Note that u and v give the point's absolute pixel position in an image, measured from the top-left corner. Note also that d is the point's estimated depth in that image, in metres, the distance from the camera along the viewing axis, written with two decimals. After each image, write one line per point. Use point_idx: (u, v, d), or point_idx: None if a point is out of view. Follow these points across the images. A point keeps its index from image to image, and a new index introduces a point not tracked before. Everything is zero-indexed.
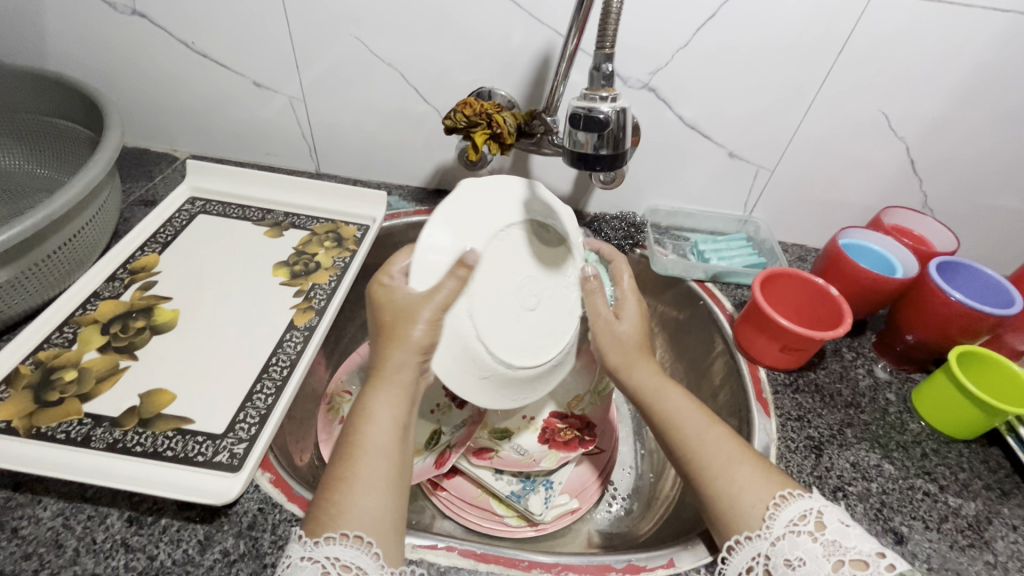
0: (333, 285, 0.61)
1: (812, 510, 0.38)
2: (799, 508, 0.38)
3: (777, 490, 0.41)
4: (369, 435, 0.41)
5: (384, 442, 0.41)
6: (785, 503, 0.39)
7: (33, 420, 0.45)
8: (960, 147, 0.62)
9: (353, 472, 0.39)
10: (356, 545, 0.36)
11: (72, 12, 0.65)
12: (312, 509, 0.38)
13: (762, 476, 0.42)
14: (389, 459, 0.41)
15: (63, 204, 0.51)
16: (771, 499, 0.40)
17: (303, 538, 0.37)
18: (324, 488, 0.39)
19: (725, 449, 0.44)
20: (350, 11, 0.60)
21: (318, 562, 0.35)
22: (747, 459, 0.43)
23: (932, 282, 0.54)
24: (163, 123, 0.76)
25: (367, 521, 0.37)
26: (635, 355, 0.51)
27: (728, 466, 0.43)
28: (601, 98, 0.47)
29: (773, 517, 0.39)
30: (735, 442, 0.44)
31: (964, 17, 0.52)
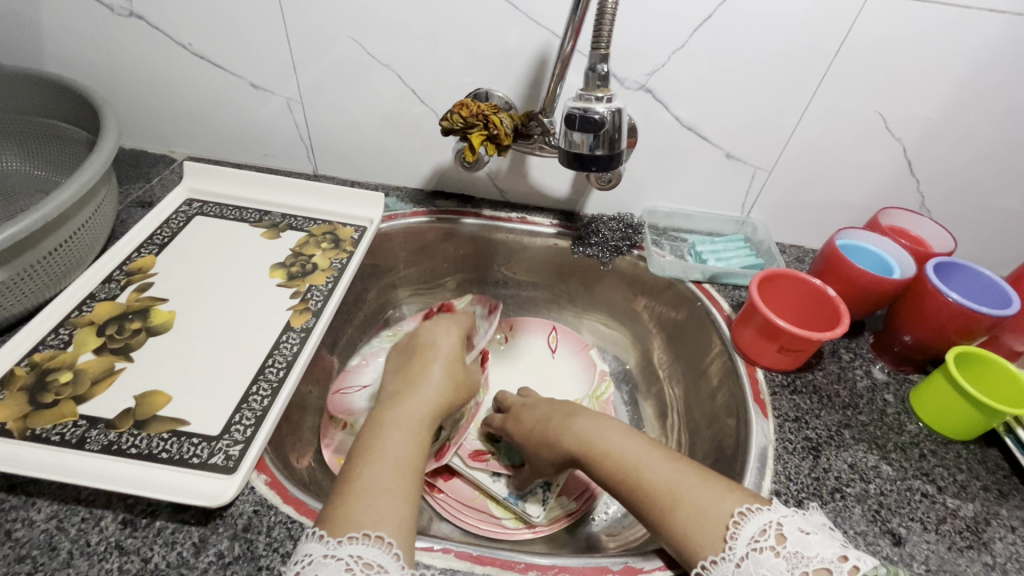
0: (330, 286, 0.61)
1: (771, 523, 0.37)
2: (759, 523, 0.37)
3: (738, 503, 0.39)
4: (384, 446, 0.43)
5: (397, 454, 0.43)
6: (744, 520, 0.38)
7: (28, 422, 0.45)
8: (958, 148, 0.62)
9: (369, 478, 0.40)
10: (379, 545, 0.36)
11: (69, 13, 0.65)
12: (330, 513, 0.38)
13: (712, 489, 0.41)
14: (405, 469, 0.42)
15: (58, 205, 0.51)
16: (730, 517, 0.38)
17: (325, 536, 0.36)
18: (339, 494, 0.39)
19: (673, 473, 0.43)
20: (346, 12, 0.60)
21: (342, 559, 0.35)
22: (695, 477, 0.42)
23: (929, 283, 0.54)
24: (161, 125, 0.76)
25: (386, 523, 0.37)
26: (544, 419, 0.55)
27: (678, 491, 0.41)
28: (596, 99, 0.47)
29: (735, 536, 0.37)
30: (680, 464, 0.43)
31: (960, 18, 0.52)
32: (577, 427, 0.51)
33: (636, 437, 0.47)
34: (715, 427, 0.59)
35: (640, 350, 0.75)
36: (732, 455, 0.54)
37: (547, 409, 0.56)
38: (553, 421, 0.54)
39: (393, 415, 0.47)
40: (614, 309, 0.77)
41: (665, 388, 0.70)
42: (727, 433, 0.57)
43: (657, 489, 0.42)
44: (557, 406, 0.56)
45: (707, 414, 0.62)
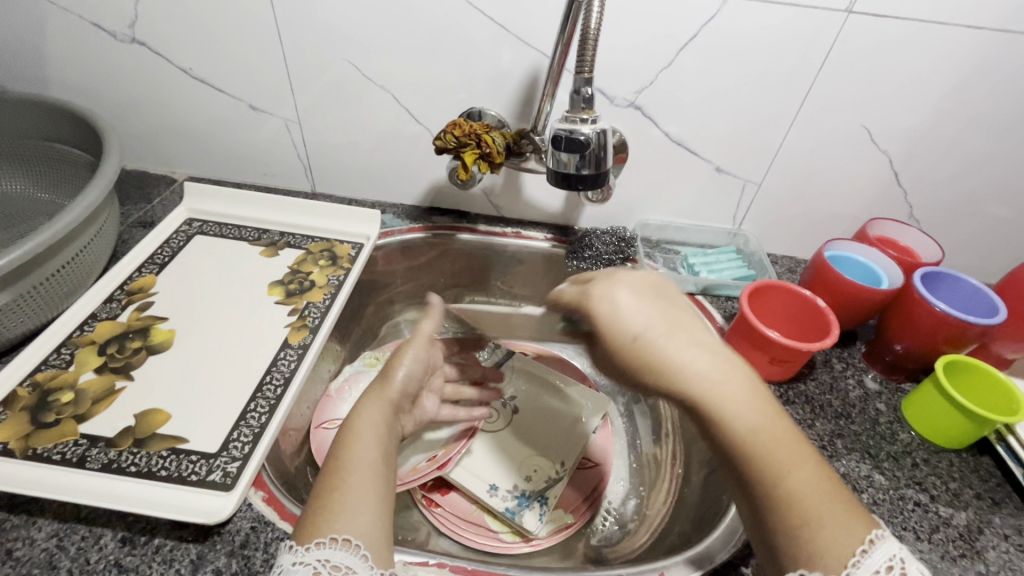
0: (327, 302, 0.62)
1: (898, 558, 0.32)
2: (888, 555, 0.32)
3: (869, 528, 0.34)
4: (357, 449, 0.43)
5: (371, 454, 0.42)
6: (873, 548, 0.32)
7: (30, 442, 0.46)
8: (943, 159, 0.63)
9: (342, 480, 0.40)
10: (346, 547, 0.36)
11: (72, 39, 0.66)
12: (304, 519, 0.38)
13: (857, 518, 0.34)
14: (376, 466, 0.42)
15: (61, 228, 0.52)
16: (860, 544, 0.33)
17: (294, 546, 0.37)
18: (313, 498, 0.39)
19: (813, 481, 0.35)
20: (342, 35, 0.62)
21: (309, 564, 0.35)
22: (837, 497, 0.35)
23: (917, 293, 0.55)
24: (162, 147, 0.77)
25: (355, 525, 0.37)
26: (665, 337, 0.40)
27: (823, 506, 0.34)
28: (581, 121, 0.48)
29: (858, 564, 0.32)
30: (823, 474, 0.36)
31: (939, 34, 0.54)
32: (706, 366, 0.38)
33: (773, 411, 0.38)
34: None
35: None
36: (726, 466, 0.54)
37: (664, 311, 0.42)
38: (686, 338, 0.40)
39: (369, 413, 0.46)
40: None
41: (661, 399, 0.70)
42: None
43: (797, 498, 0.35)
44: (680, 314, 0.42)
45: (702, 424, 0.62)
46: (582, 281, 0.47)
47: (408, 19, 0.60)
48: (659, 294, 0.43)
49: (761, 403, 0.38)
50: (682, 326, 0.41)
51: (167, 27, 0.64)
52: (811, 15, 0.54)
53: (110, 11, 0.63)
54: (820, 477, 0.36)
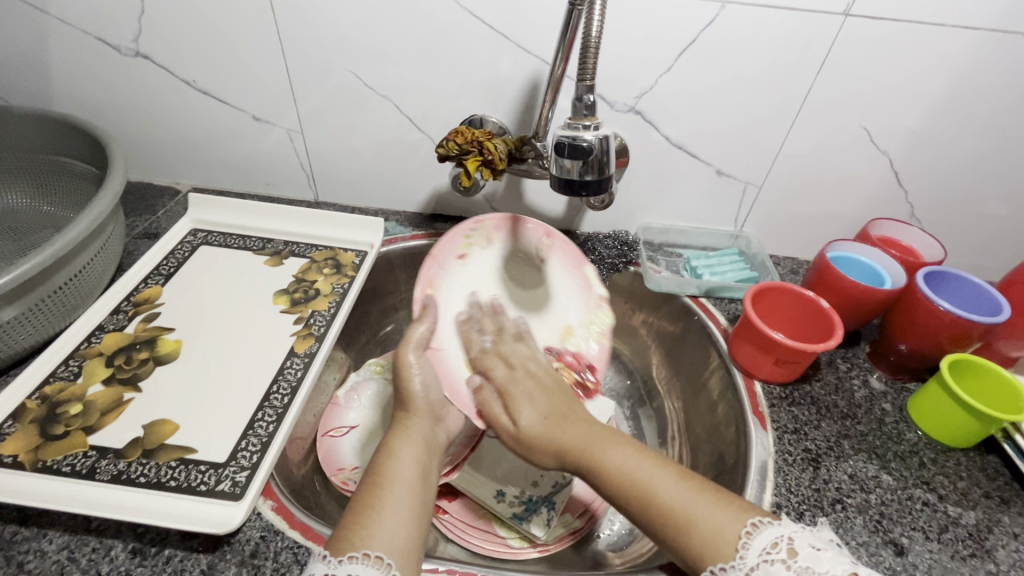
0: (332, 311, 0.62)
1: (784, 537, 0.37)
2: (771, 535, 0.37)
3: (748, 515, 0.39)
4: (397, 468, 0.45)
5: (410, 475, 0.44)
6: (755, 531, 0.37)
7: (40, 454, 0.46)
8: (943, 158, 0.63)
9: (383, 500, 0.41)
10: (377, 565, 0.36)
11: (76, 54, 0.67)
12: (336, 536, 0.39)
13: (729, 509, 0.40)
14: (413, 488, 0.43)
15: (68, 241, 0.52)
16: (742, 530, 0.38)
17: (328, 557, 0.37)
18: (348, 518, 0.40)
19: (685, 494, 0.41)
20: (344, 47, 0.63)
21: None
22: (707, 495, 0.41)
23: (921, 293, 0.55)
24: (167, 159, 0.78)
25: (386, 544, 0.38)
26: (549, 430, 0.50)
27: (695, 510, 0.40)
28: (584, 127, 0.48)
29: (746, 546, 0.37)
30: (694, 483, 0.42)
31: (935, 36, 0.54)
32: (581, 441, 0.48)
33: (641, 451, 0.45)
34: (716, 440, 0.60)
35: (641, 365, 0.75)
36: (732, 468, 0.54)
37: (555, 406, 0.53)
38: (570, 425, 0.50)
39: (404, 440, 0.48)
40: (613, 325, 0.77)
41: (666, 402, 0.70)
42: (727, 444, 0.58)
43: (674, 508, 0.40)
44: (568, 407, 0.52)
45: (708, 426, 0.62)
46: (507, 362, 0.59)
47: (409, 30, 0.60)
48: (549, 396, 0.54)
49: (633, 448, 0.46)
50: (569, 416, 0.51)
51: (170, 40, 0.65)
52: (808, 19, 0.55)
53: (113, 25, 0.64)
54: (688, 484, 0.42)
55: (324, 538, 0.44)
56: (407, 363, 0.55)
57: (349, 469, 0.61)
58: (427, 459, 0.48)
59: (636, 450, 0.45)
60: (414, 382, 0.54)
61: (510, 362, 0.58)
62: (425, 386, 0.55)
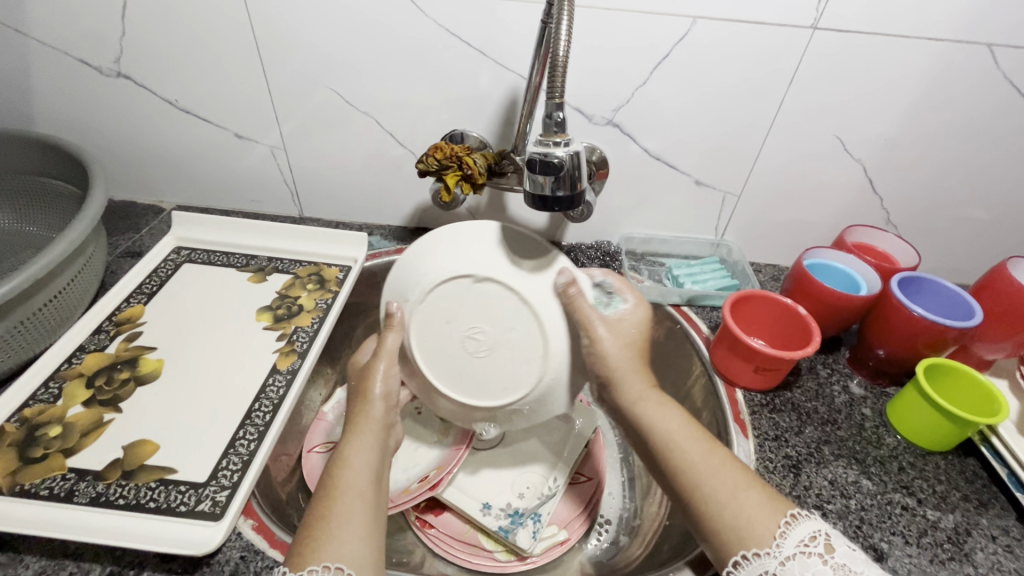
0: (315, 326, 0.63)
1: (821, 531, 0.39)
2: (809, 529, 0.38)
3: (786, 510, 0.41)
4: (349, 475, 0.44)
5: (365, 483, 0.44)
6: (794, 523, 0.39)
7: (17, 478, 0.46)
8: (916, 164, 0.64)
9: (337, 509, 0.41)
10: None
11: (57, 75, 0.67)
12: (294, 548, 0.39)
13: (768, 501, 0.41)
14: (368, 500, 0.43)
15: (49, 261, 0.52)
16: (784, 518, 0.40)
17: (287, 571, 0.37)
18: (306, 527, 0.40)
19: (733, 474, 0.43)
20: (324, 64, 0.63)
21: None
22: (750, 481, 0.43)
23: (895, 299, 0.56)
24: (151, 178, 0.78)
25: (348, 554, 0.38)
26: (630, 368, 0.51)
27: (736, 497, 0.42)
28: (555, 143, 0.48)
29: (784, 536, 0.39)
30: (738, 466, 0.44)
31: (902, 46, 0.56)
32: (637, 395, 0.51)
33: (689, 422, 0.48)
34: None
35: None
36: None
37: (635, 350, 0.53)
38: (637, 377, 0.52)
39: (355, 448, 0.47)
40: None
41: None
42: None
43: (710, 486, 0.43)
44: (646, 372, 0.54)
45: None
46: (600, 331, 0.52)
47: (387, 46, 0.61)
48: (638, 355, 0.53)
49: (680, 416, 0.49)
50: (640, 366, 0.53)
51: (152, 60, 0.65)
52: (777, 33, 0.56)
53: (96, 47, 0.65)
54: (729, 468, 0.44)
55: None
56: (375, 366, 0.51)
57: None
58: (380, 463, 0.47)
59: (687, 422, 0.48)
60: (375, 387, 0.51)
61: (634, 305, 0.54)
62: (387, 392, 0.51)
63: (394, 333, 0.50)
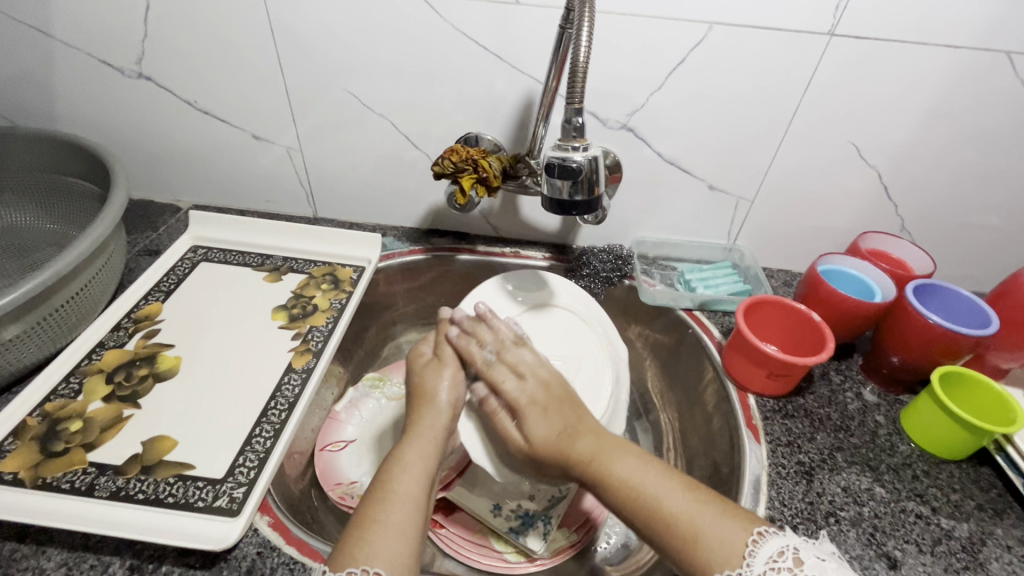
0: (330, 326, 0.63)
1: (790, 546, 0.38)
2: (777, 545, 0.38)
3: (752, 526, 0.40)
4: (403, 480, 0.44)
5: (416, 489, 0.44)
6: (762, 540, 0.39)
7: (39, 471, 0.47)
8: (932, 171, 0.64)
9: (383, 515, 0.41)
10: None
11: (80, 75, 0.69)
12: (338, 549, 0.39)
13: (733, 520, 0.41)
14: (416, 509, 0.43)
15: (71, 259, 0.53)
16: (749, 538, 0.39)
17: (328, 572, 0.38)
18: (353, 530, 0.40)
19: (688, 504, 0.42)
20: (342, 67, 0.64)
21: None
22: (712, 508, 0.41)
23: (910, 306, 0.56)
24: (169, 177, 0.79)
25: (387, 560, 0.38)
26: (562, 441, 0.49)
27: (700, 522, 0.41)
28: (573, 148, 0.49)
29: (752, 555, 0.38)
30: (697, 493, 0.43)
31: (919, 53, 0.55)
32: (589, 459, 0.47)
33: (648, 463, 0.46)
34: (711, 452, 0.60)
35: (637, 378, 0.75)
36: (727, 481, 0.54)
37: (565, 421, 0.51)
38: (580, 440, 0.49)
39: (415, 450, 0.48)
40: None
41: (661, 415, 0.71)
42: (722, 457, 0.58)
43: (678, 515, 0.41)
44: (578, 416, 0.51)
45: (703, 440, 0.62)
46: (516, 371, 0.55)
47: (404, 49, 0.62)
48: (564, 408, 0.52)
49: (639, 461, 0.46)
50: (578, 427, 0.50)
51: (172, 62, 0.66)
52: (793, 39, 0.56)
53: (118, 49, 0.66)
54: (690, 498, 0.42)
55: (320, 554, 0.45)
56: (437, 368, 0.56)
57: (346, 483, 0.61)
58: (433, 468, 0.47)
59: (644, 460, 0.46)
60: (430, 382, 0.55)
61: (515, 362, 0.55)
62: (449, 389, 0.54)
63: (448, 338, 0.58)
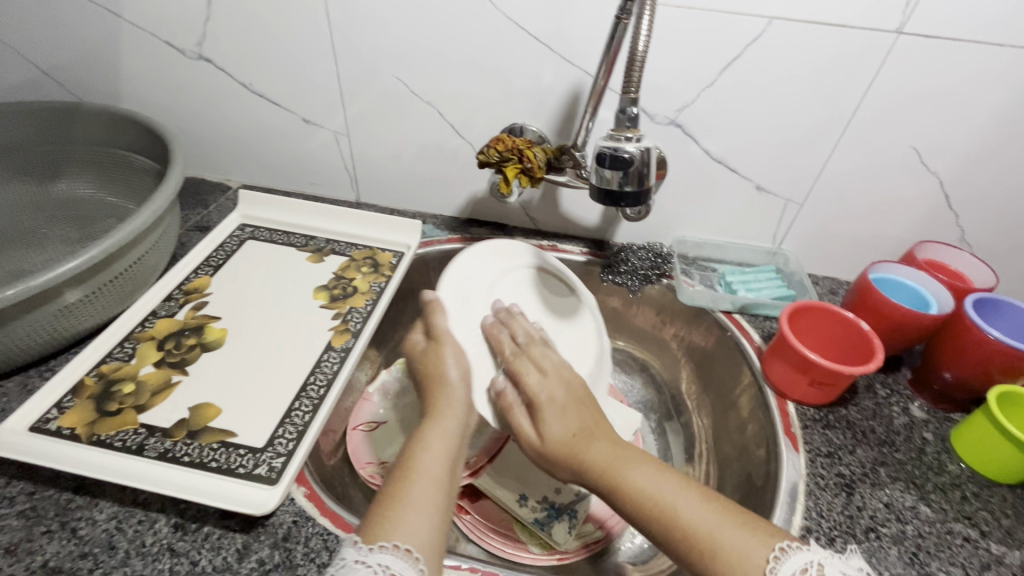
0: (369, 308, 0.64)
1: (813, 562, 0.36)
2: (801, 560, 0.36)
3: (772, 542, 0.38)
4: (423, 461, 0.45)
5: (437, 470, 0.45)
6: (784, 556, 0.36)
7: (95, 428, 0.49)
8: (997, 181, 0.61)
9: (408, 493, 0.42)
10: (405, 557, 0.37)
11: (145, 54, 0.71)
12: (366, 523, 0.40)
13: (750, 533, 0.38)
14: (438, 487, 0.43)
15: (130, 231, 0.56)
16: (771, 552, 0.37)
17: (358, 542, 0.38)
18: (379, 505, 0.41)
19: (708, 515, 0.40)
20: (392, 54, 0.65)
21: (370, 565, 0.36)
22: (731, 519, 0.39)
23: (968, 320, 0.53)
24: (221, 157, 0.82)
25: (417, 538, 0.38)
26: (578, 442, 0.48)
27: (717, 531, 0.39)
28: (626, 139, 0.49)
29: (775, 571, 0.36)
30: (716, 505, 0.40)
31: (992, 55, 0.53)
32: (606, 462, 0.45)
33: (664, 472, 0.44)
34: (744, 459, 0.59)
35: (670, 379, 0.74)
36: (761, 489, 0.53)
37: (583, 422, 0.50)
38: (595, 444, 0.47)
39: (436, 433, 0.48)
40: (642, 336, 0.77)
41: (694, 419, 0.69)
42: (756, 465, 0.56)
43: (693, 529, 0.39)
44: (596, 421, 0.50)
45: (736, 446, 0.61)
46: (539, 366, 0.56)
47: (455, 37, 0.62)
48: (581, 409, 0.52)
49: (656, 469, 0.44)
50: (594, 433, 0.49)
51: (232, 45, 0.68)
52: (858, 35, 0.54)
53: (181, 31, 0.68)
54: (707, 506, 0.40)
55: (353, 527, 0.46)
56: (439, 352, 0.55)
57: (376, 463, 0.61)
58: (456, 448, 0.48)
59: (659, 469, 0.44)
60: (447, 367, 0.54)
61: (535, 356, 0.57)
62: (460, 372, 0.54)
63: (439, 314, 0.57)
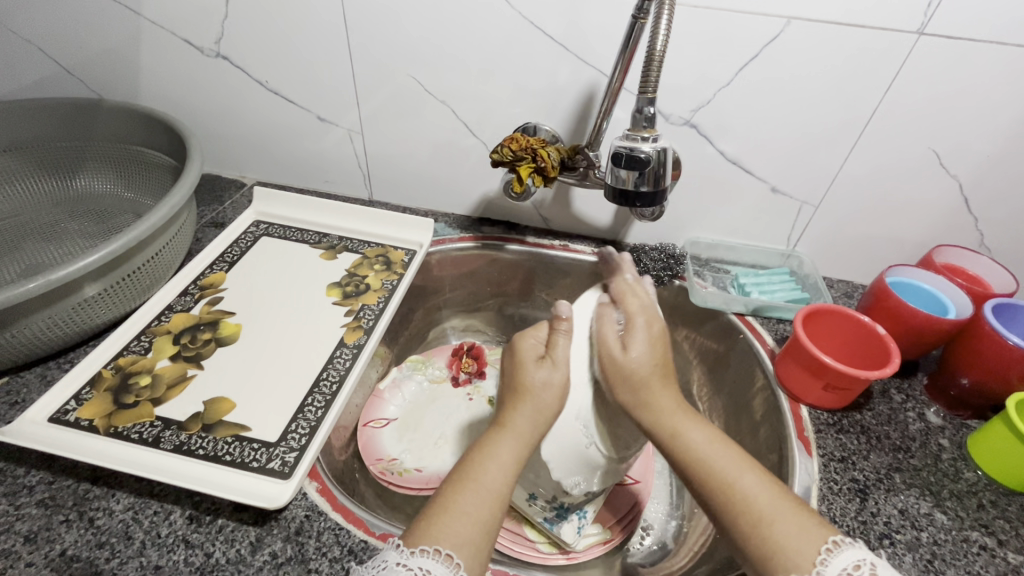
0: (381, 306, 0.65)
1: (866, 560, 0.36)
2: (854, 556, 0.36)
3: (828, 535, 0.38)
4: (487, 474, 0.42)
5: (497, 485, 0.42)
6: (837, 549, 0.37)
7: (112, 420, 0.50)
8: (1019, 185, 0.60)
9: (460, 504, 0.40)
10: (446, 564, 0.37)
11: (164, 52, 0.72)
12: (413, 527, 0.40)
13: (811, 521, 0.39)
14: (495, 506, 0.41)
15: (148, 227, 0.56)
16: (823, 544, 0.37)
17: (400, 545, 0.38)
18: (433, 509, 0.41)
19: (767, 492, 0.41)
20: (407, 53, 0.65)
21: (413, 569, 0.36)
22: (789, 503, 0.40)
23: (987, 325, 0.52)
24: (236, 154, 0.83)
25: (461, 547, 0.38)
26: (654, 381, 0.47)
27: (775, 512, 0.40)
28: (642, 139, 0.49)
29: (826, 563, 0.36)
30: (776, 489, 0.41)
31: (1015, 56, 0.52)
32: (671, 409, 0.46)
33: (724, 441, 0.45)
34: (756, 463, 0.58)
35: (681, 381, 0.74)
36: None
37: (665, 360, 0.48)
38: (666, 389, 0.47)
39: (506, 441, 0.44)
40: None
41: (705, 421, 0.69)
42: (768, 469, 0.56)
43: (752, 501, 0.40)
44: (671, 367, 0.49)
45: (747, 449, 0.61)
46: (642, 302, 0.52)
47: (470, 36, 0.62)
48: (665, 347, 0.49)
49: (715, 436, 0.45)
50: (668, 377, 0.48)
51: (250, 44, 0.69)
52: (876, 36, 0.53)
53: (200, 30, 0.69)
54: (763, 485, 0.41)
55: (364, 523, 0.46)
56: (531, 360, 0.49)
57: (387, 460, 0.63)
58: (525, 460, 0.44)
59: (715, 435, 0.45)
60: (530, 374, 0.48)
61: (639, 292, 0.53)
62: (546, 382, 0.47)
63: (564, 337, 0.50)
